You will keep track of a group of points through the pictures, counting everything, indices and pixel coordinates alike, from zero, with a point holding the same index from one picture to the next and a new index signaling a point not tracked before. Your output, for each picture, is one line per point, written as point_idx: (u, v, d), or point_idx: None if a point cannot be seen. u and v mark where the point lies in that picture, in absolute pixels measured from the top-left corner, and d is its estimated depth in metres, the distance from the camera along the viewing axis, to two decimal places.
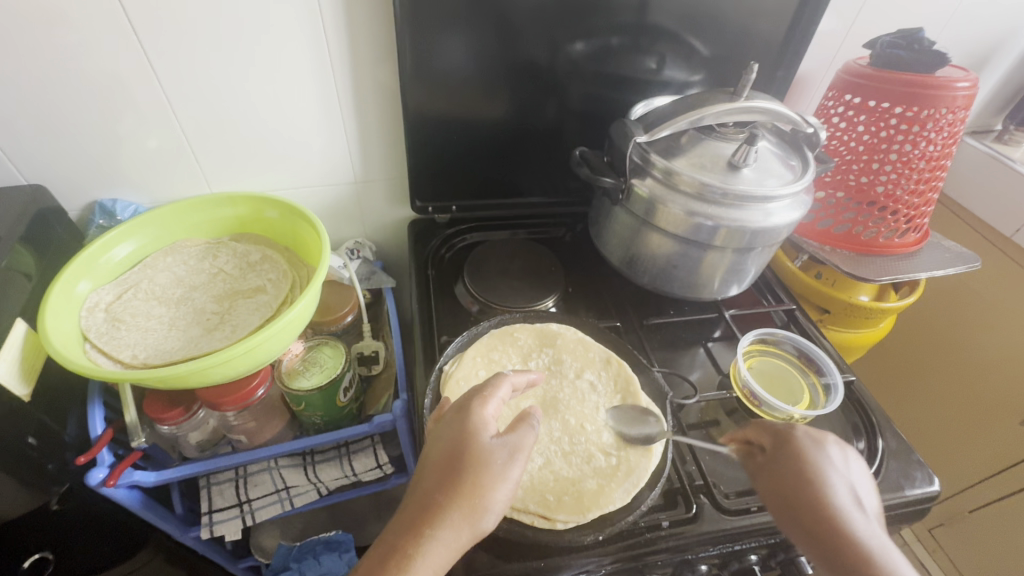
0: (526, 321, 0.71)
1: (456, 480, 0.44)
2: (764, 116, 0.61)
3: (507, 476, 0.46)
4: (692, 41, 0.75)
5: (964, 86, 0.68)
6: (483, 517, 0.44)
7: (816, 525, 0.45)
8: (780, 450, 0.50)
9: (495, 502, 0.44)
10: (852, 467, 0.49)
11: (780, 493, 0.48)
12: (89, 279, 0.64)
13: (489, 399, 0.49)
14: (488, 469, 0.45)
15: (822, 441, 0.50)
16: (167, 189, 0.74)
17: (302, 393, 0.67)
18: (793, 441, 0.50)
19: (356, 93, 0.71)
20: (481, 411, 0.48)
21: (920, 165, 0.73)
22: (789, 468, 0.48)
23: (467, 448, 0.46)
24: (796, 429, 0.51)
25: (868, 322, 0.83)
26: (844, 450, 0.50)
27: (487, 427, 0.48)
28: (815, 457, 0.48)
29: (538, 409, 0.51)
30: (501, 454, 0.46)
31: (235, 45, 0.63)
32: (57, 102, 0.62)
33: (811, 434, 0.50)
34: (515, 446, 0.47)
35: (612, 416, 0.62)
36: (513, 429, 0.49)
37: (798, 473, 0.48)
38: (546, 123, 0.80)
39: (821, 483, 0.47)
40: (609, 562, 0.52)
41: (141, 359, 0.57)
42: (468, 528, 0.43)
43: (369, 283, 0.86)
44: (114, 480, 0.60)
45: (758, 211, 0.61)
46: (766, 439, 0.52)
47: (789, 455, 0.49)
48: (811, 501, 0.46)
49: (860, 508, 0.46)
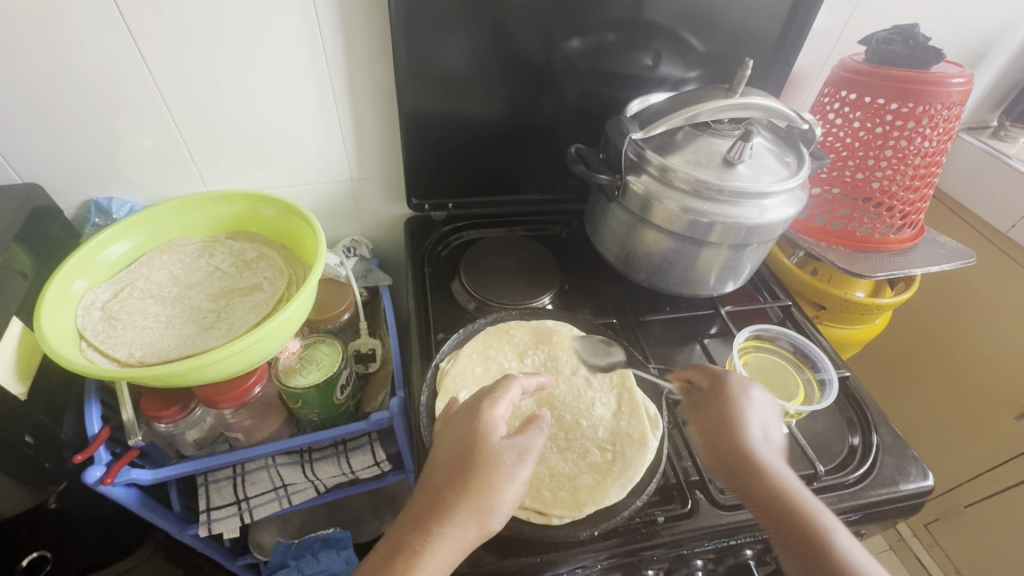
0: (522, 318, 0.71)
1: (465, 479, 0.44)
2: (759, 112, 0.61)
3: (516, 477, 0.46)
4: (688, 38, 0.75)
5: (959, 82, 0.68)
6: (490, 517, 0.44)
7: (726, 451, 0.51)
8: (712, 391, 0.56)
9: (503, 503, 0.45)
10: (770, 406, 0.54)
11: (703, 423, 0.54)
12: (84, 278, 0.64)
13: (500, 399, 0.50)
14: (497, 469, 0.45)
15: (747, 385, 0.55)
16: (163, 187, 0.74)
17: (299, 390, 0.67)
18: (721, 384, 0.56)
19: (352, 91, 0.71)
20: (491, 412, 0.49)
21: (915, 161, 0.73)
22: (713, 408, 0.54)
23: (476, 448, 0.46)
24: (727, 373, 0.56)
25: (864, 318, 0.83)
26: (764, 392, 0.55)
27: (497, 428, 0.48)
28: (737, 396, 0.54)
29: (548, 412, 0.51)
30: (510, 455, 0.46)
31: (230, 44, 0.63)
32: (51, 100, 0.62)
33: (739, 377, 0.56)
34: (524, 448, 0.48)
35: (580, 344, 0.68)
36: (522, 431, 0.49)
37: (719, 408, 0.54)
38: (543, 120, 0.80)
39: (736, 415, 0.52)
40: (605, 558, 0.52)
41: (138, 358, 0.57)
42: (475, 528, 0.43)
43: (365, 281, 0.85)
44: (111, 479, 0.60)
45: (753, 207, 0.61)
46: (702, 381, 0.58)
47: (716, 394, 0.55)
48: (723, 431, 0.52)
49: (769, 438, 0.52)
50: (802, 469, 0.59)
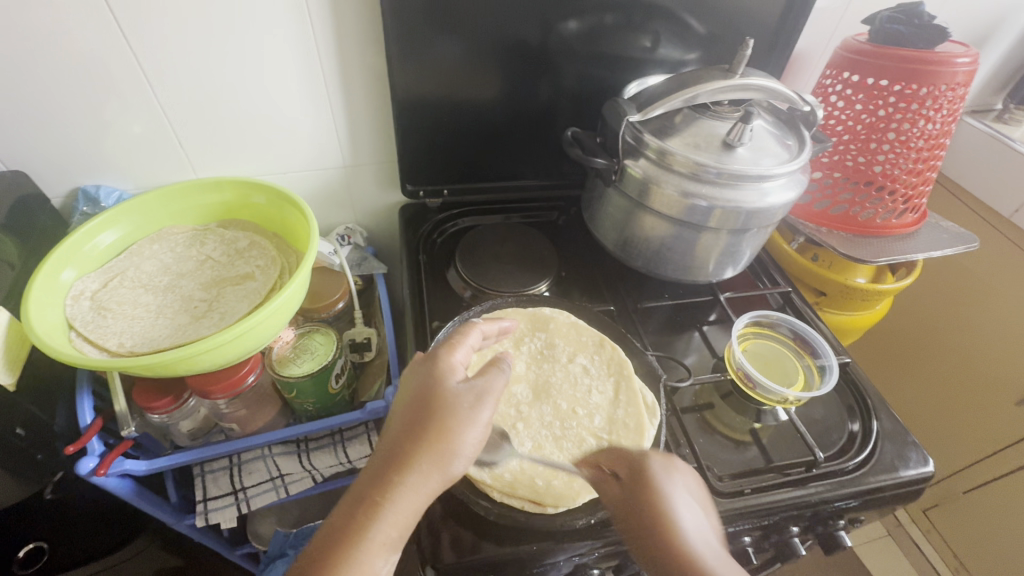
0: (519, 306, 0.70)
1: (422, 426, 0.43)
2: (759, 94, 0.60)
3: (476, 419, 0.45)
4: (687, 18, 0.73)
5: (965, 62, 0.67)
6: (452, 462, 0.43)
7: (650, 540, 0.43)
8: (636, 483, 0.48)
9: (463, 446, 0.44)
10: (696, 488, 0.48)
11: (631, 523, 0.45)
12: (73, 268, 0.63)
13: (457, 346, 0.50)
14: (455, 413, 0.44)
15: (670, 469, 0.48)
16: (152, 175, 0.73)
17: (294, 380, 0.66)
18: (644, 469, 0.49)
19: (344, 76, 0.70)
20: (448, 358, 0.48)
21: (918, 144, 0.72)
22: (635, 495, 0.47)
23: (433, 394, 0.45)
24: (647, 459, 0.49)
25: (865, 303, 0.82)
26: (687, 474, 0.49)
27: (454, 372, 0.47)
28: (665, 485, 0.47)
29: (509, 354, 0.49)
30: (467, 398, 0.45)
31: (216, 26, 0.61)
32: (28, 85, 0.61)
33: (662, 457, 0.49)
34: (482, 390, 0.46)
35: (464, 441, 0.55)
36: (482, 373, 0.47)
37: (650, 501, 0.45)
38: (539, 104, 0.79)
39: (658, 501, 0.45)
40: (601, 546, 0.52)
41: (127, 348, 0.57)
42: (437, 474, 0.43)
43: (360, 269, 0.85)
44: (104, 471, 0.59)
45: (754, 191, 0.60)
46: (625, 469, 0.51)
47: (638, 488, 0.47)
48: (657, 536, 0.43)
49: (707, 531, 0.44)
50: (800, 455, 0.60)
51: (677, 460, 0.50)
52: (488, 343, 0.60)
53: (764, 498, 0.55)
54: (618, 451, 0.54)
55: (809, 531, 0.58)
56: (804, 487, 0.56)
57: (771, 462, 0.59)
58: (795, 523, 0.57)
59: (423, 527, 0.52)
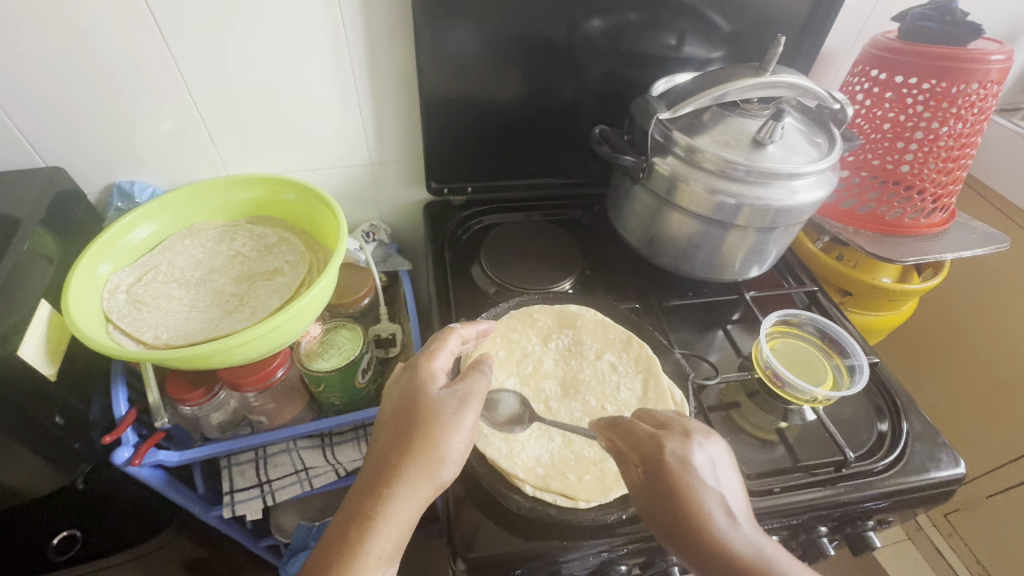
0: (545, 303, 0.71)
1: (407, 436, 0.45)
2: (789, 91, 0.60)
3: (460, 423, 0.46)
4: (713, 16, 0.73)
5: (998, 59, 0.66)
6: (441, 468, 0.44)
7: (690, 544, 0.41)
8: (659, 475, 0.43)
9: (451, 452, 0.45)
10: (724, 462, 0.44)
11: (662, 519, 0.42)
12: (109, 261, 0.64)
13: (438, 353, 0.51)
14: (439, 420, 0.45)
15: (689, 456, 0.43)
16: (183, 171, 0.74)
17: (322, 374, 0.67)
18: (664, 463, 0.43)
19: (372, 74, 0.70)
20: (429, 365, 0.50)
21: (948, 143, 0.71)
22: (663, 494, 0.43)
23: (416, 403, 0.46)
24: (663, 443, 0.44)
25: (892, 304, 0.81)
26: (709, 448, 0.44)
27: (436, 379, 0.49)
28: (689, 476, 0.43)
29: (490, 356, 0.51)
30: (450, 404, 0.46)
31: (249, 27, 0.62)
32: (66, 84, 0.62)
33: (679, 446, 0.44)
34: (466, 394, 0.47)
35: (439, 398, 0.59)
36: (465, 378, 0.49)
37: (682, 499, 0.42)
38: (563, 103, 0.79)
39: (689, 503, 0.42)
40: (628, 542, 0.52)
41: (163, 340, 0.58)
42: (427, 482, 0.44)
43: (385, 266, 0.86)
44: (139, 460, 0.61)
45: (783, 189, 0.60)
46: (638, 456, 0.45)
47: (660, 479, 0.43)
48: (688, 532, 0.41)
49: (736, 511, 0.42)
50: (830, 455, 0.59)
51: (695, 433, 0.45)
52: (470, 347, 0.61)
53: (794, 497, 0.55)
54: (627, 425, 0.48)
55: (838, 531, 0.58)
56: (833, 487, 0.56)
57: (799, 461, 0.58)
58: (823, 522, 0.57)
59: (452, 520, 0.52)
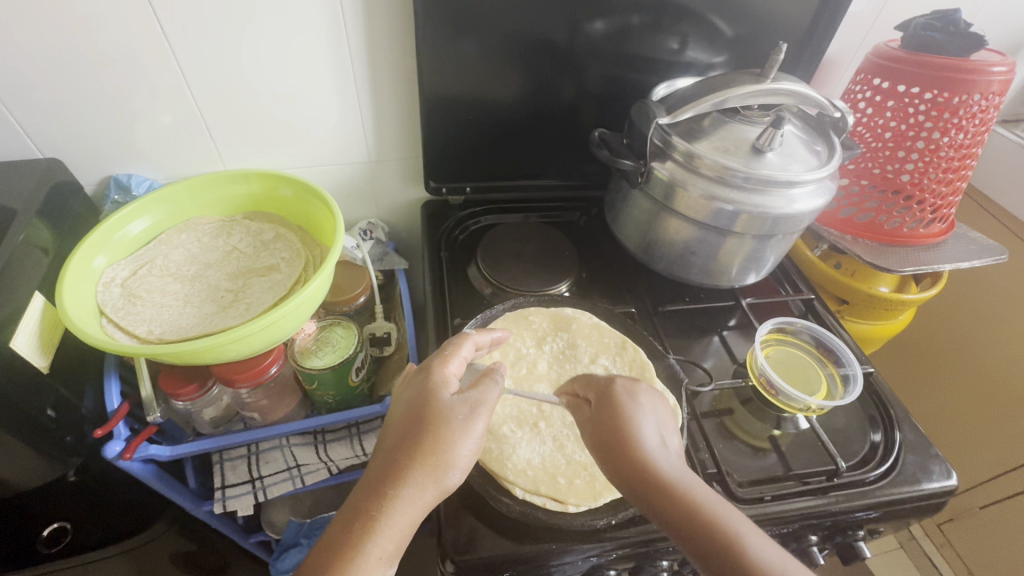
0: (541, 305, 0.71)
1: (415, 440, 0.44)
2: (791, 98, 0.59)
3: (470, 431, 0.46)
4: (716, 21, 0.73)
5: (1000, 71, 0.65)
6: (447, 474, 0.44)
7: (626, 467, 0.44)
8: (602, 408, 0.48)
9: (458, 458, 0.44)
10: (663, 410, 0.49)
11: (605, 456, 0.45)
12: (105, 255, 0.64)
13: (451, 357, 0.51)
14: (449, 425, 0.45)
15: (635, 393, 0.49)
16: (182, 166, 0.74)
17: (315, 372, 0.67)
18: (613, 396, 0.48)
19: (371, 72, 0.70)
20: (442, 370, 0.49)
21: (948, 153, 0.71)
22: (609, 419, 0.47)
23: (426, 408, 0.46)
24: (614, 381, 0.50)
25: (889, 313, 0.80)
26: (654, 396, 0.49)
27: (449, 384, 0.49)
28: (629, 408, 0.47)
29: (503, 364, 0.50)
30: (460, 410, 0.46)
31: (251, 21, 0.62)
32: (70, 80, 0.62)
33: (627, 382, 0.49)
34: (477, 401, 0.47)
35: None
36: (477, 385, 0.49)
37: (619, 429, 0.46)
38: (563, 104, 0.78)
39: (631, 429, 0.45)
40: (616, 548, 0.52)
41: (157, 335, 0.58)
42: (433, 486, 0.43)
43: (381, 264, 0.85)
44: (130, 454, 0.60)
45: (781, 197, 0.60)
46: (591, 394, 0.50)
47: (605, 409, 0.48)
48: (626, 457, 0.44)
49: (673, 453, 0.45)
50: (822, 464, 0.59)
51: (640, 381, 0.50)
52: (482, 354, 0.60)
53: (785, 505, 0.54)
54: (585, 375, 0.53)
55: (828, 540, 0.58)
56: (823, 496, 0.56)
57: (790, 470, 0.59)
58: (814, 531, 0.57)
59: (442, 522, 0.52)
